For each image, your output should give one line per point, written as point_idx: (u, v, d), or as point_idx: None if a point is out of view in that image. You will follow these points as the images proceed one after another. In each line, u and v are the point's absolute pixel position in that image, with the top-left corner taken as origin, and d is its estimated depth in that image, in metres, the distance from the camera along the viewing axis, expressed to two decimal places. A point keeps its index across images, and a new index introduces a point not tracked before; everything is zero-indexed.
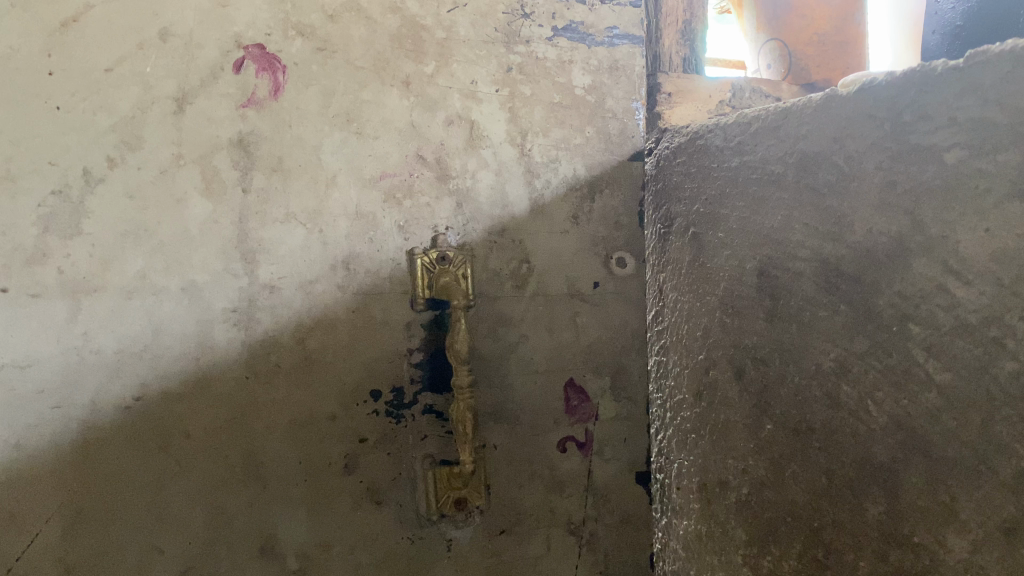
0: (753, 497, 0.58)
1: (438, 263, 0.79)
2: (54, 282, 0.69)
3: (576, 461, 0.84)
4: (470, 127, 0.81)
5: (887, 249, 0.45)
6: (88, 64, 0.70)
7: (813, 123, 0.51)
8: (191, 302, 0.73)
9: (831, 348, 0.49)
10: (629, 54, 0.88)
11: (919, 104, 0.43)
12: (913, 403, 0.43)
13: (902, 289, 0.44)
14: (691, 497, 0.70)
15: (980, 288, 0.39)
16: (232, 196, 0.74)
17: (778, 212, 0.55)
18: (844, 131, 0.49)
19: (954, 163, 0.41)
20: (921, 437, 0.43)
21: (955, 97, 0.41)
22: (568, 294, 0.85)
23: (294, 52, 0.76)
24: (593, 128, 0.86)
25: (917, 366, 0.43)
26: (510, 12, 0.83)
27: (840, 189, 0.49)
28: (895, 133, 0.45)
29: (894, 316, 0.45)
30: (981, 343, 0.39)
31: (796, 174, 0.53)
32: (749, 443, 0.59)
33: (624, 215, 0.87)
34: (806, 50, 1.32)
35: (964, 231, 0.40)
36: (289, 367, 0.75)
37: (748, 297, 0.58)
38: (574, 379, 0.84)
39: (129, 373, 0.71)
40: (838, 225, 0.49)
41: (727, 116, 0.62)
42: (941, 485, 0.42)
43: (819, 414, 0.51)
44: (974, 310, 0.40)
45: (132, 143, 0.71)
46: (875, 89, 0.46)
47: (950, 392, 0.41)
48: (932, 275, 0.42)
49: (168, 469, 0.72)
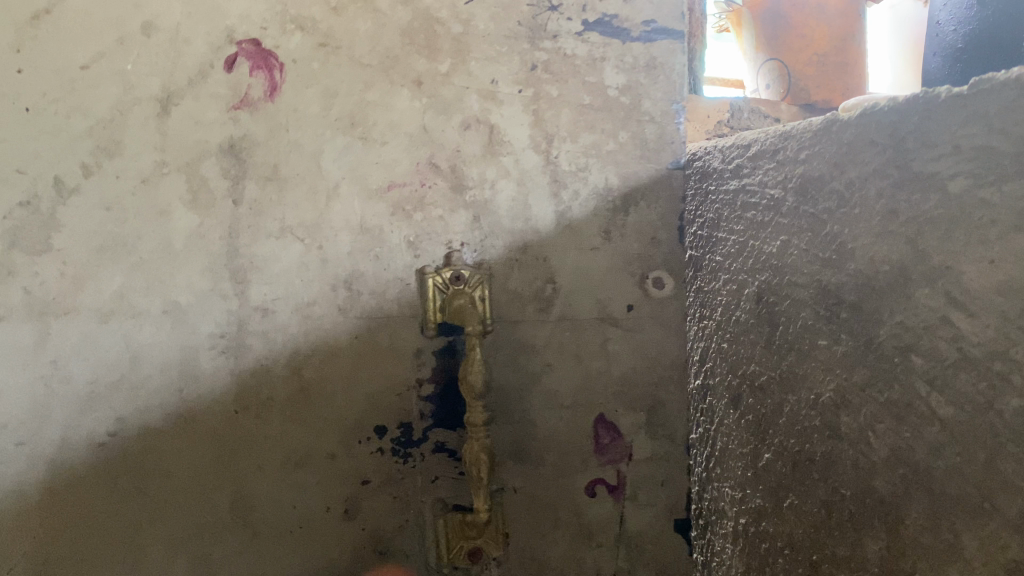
0: (758, 523, 0.64)
1: (452, 283, 0.71)
2: (20, 302, 0.62)
3: (606, 507, 0.75)
4: (489, 131, 0.73)
5: (886, 278, 0.46)
6: (62, 61, 0.63)
7: (812, 148, 0.54)
8: (174, 327, 0.65)
9: (829, 376, 0.52)
10: (667, 51, 0.78)
11: (923, 129, 0.43)
12: (915, 436, 0.43)
13: (904, 320, 0.44)
14: (739, 514, 0.67)
15: (985, 321, 0.38)
16: (221, 207, 0.66)
17: (778, 236, 0.59)
18: (845, 155, 0.50)
19: (958, 192, 0.40)
20: (924, 472, 0.43)
21: (959, 125, 0.40)
22: (598, 318, 0.76)
23: (292, 48, 0.68)
24: (627, 132, 0.77)
25: (919, 399, 0.43)
26: (535, 3, 0.75)
27: (840, 216, 0.51)
28: (897, 157, 0.45)
29: (896, 348, 0.45)
30: (984, 377, 0.38)
31: (795, 200, 0.56)
32: (768, 453, 0.62)
33: (662, 229, 0.78)
34: (806, 71, 1.25)
35: (967, 261, 0.39)
36: (283, 399, 0.67)
37: (752, 321, 0.64)
38: (605, 416, 0.75)
39: (102, 407, 0.63)
40: (839, 252, 0.51)
41: (731, 136, 0.67)
42: (946, 521, 0.41)
43: (820, 445, 0.54)
44: (978, 344, 0.39)
45: (110, 149, 0.64)
46: (877, 113, 0.47)
47: (953, 424, 0.41)
48: (935, 306, 0.42)
49: (147, 514, 0.64)
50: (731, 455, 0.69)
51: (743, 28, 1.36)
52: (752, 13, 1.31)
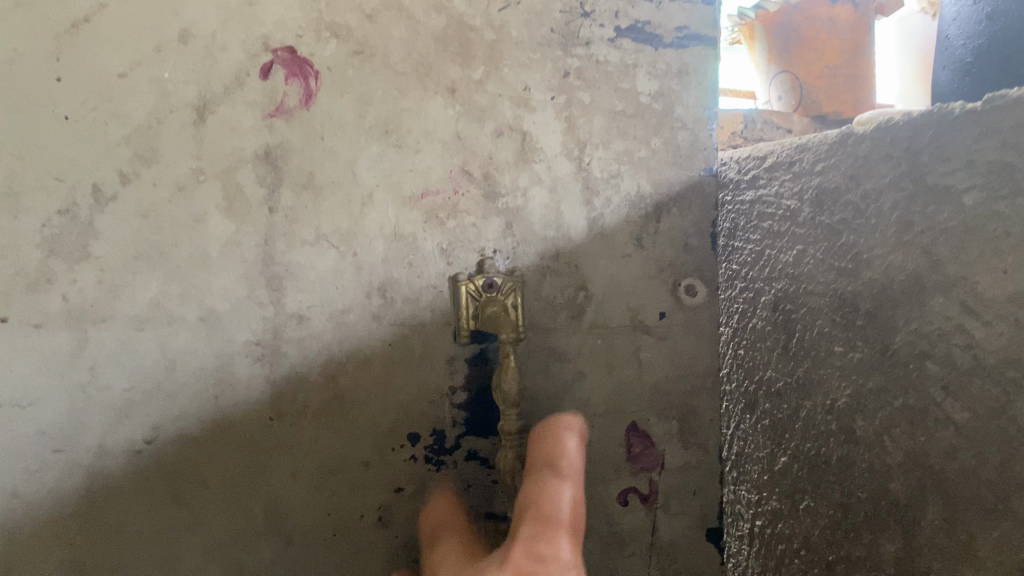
0: (795, 521, 0.67)
1: (484, 291, 0.70)
2: (58, 309, 0.62)
3: (639, 516, 0.75)
4: (522, 138, 0.73)
5: (903, 283, 0.52)
6: (100, 69, 0.63)
7: (829, 161, 0.60)
8: (210, 334, 0.65)
9: (848, 384, 0.58)
10: (698, 57, 0.78)
11: (936, 145, 0.49)
12: (931, 439, 0.49)
13: (921, 326, 0.50)
14: (773, 513, 0.70)
15: (998, 330, 0.43)
16: (257, 215, 0.66)
17: (794, 245, 0.65)
18: (860, 168, 0.56)
19: (972, 205, 0.46)
20: (938, 473, 0.49)
21: (973, 140, 0.46)
22: (629, 326, 0.76)
23: (327, 56, 0.68)
24: (660, 139, 0.77)
25: (936, 406, 0.49)
26: (568, 10, 0.74)
27: (854, 226, 0.57)
28: (913, 170, 0.51)
29: (911, 353, 0.51)
30: (1001, 384, 0.43)
31: (812, 210, 0.62)
32: (804, 456, 0.65)
33: (694, 236, 0.78)
34: (817, 83, 1.25)
35: (982, 272, 0.45)
36: (318, 406, 0.67)
37: (769, 328, 0.70)
38: (638, 424, 0.75)
39: (140, 414, 0.64)
40: (855, 261, 0.57)
41: (759, 149, 0.70)
42: (960, 523, 0.47)
43: (837, 449, 0.60)
44: (993, 351, 0.44)
45: (148, 156, 0.64)
46: (892, 128, 0.53)
47: (967, 428, 0.46)
48: (949, 314, 0.48)
49: (182, 522, 0.64)
50: (762, 458, 0.72)
51: (754, 40, 1.34)
52: (763, 27, 1.30)
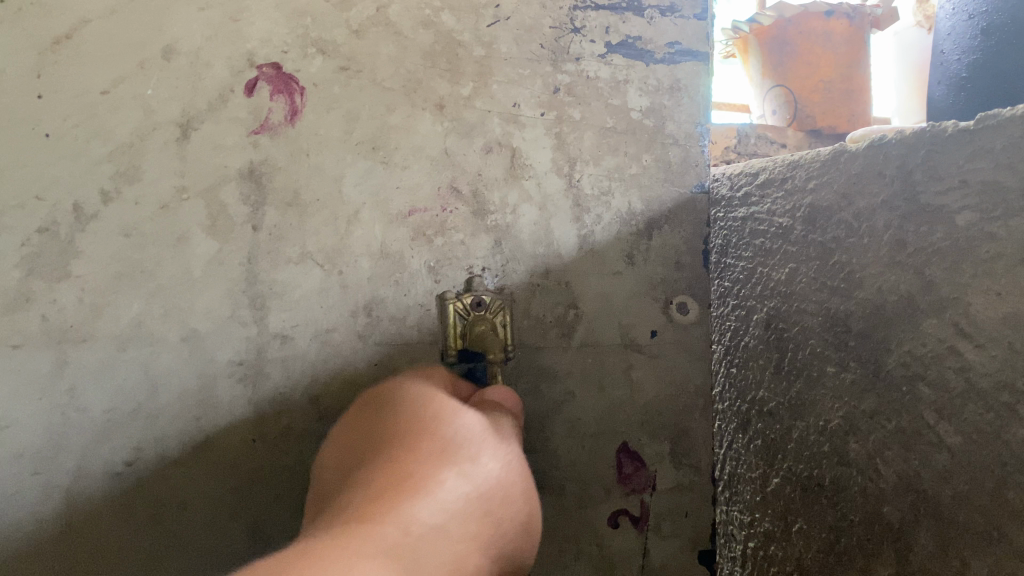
0: (788, 543, 0.65)
1: (472, 308, 0.68)
2: (38, 329, 0.61)
3: (629, 538, 0.74)
4: (511, 155, 0.72)
5: (897, 305, 0.50)
6: (82, 86, 0.62)
7: (822, 178, 0.59)
8: (192, 354, 0.64)
9: (839, 405, 0.57)
10: (691, 73, 0.77)
11: (930, 163, 0.48)
12: (924, 463, 0.48)
13: (912, 349, 0.49)
14: (767, 536, 0.68)
15: (993, 354, 0.42)
16: (241, 233, 0.65)
17: (786, 263, 0.64)
18: (852, 188, 0.55)
19: (966, 225, 0.45)
20: (932, 498, 0.47)
21: (966, 160, 0.45)
22: (620, 344, 0.75)
23: (313, 72, 0.67)
24: (651, 156, 0.76)
25: (928, 428, 0.48)
26: (557, 26, 0.74)
27: (847, 247, 0.56)
28: (905, 190, 0.50)
29: (904, 377, 0.50)
30: (993, 409, 0.42)
31: (804, 227, 0.61)
32: (794, 476, 0.64)
33: (686, 253, 0.77)
34: (812, 97, 1.22)
35: (976, 294, 0.44)
36: (302, 428, 0.66)
37: (762, 346, 0.68)
38: (629, 444, 0.74)
39: (120, 436, 0.62)
40: (848, 282, 0.56)
41: (754, 163, 0.69)
42: (953, 550, 0.46)
43: (830, 472, 0.59)
44: (987, 375, 0.43)
45: (130, 173, 0.63)
46: (885, 145, 0.52)
47: (960, 453, 0.45)
48: (943, 337, 0.46)
49: (163, 546, 0.63)
50: (756, 478, 0.70)
51: (747, 54, 1.34)
52: (757, 40, 1.28)
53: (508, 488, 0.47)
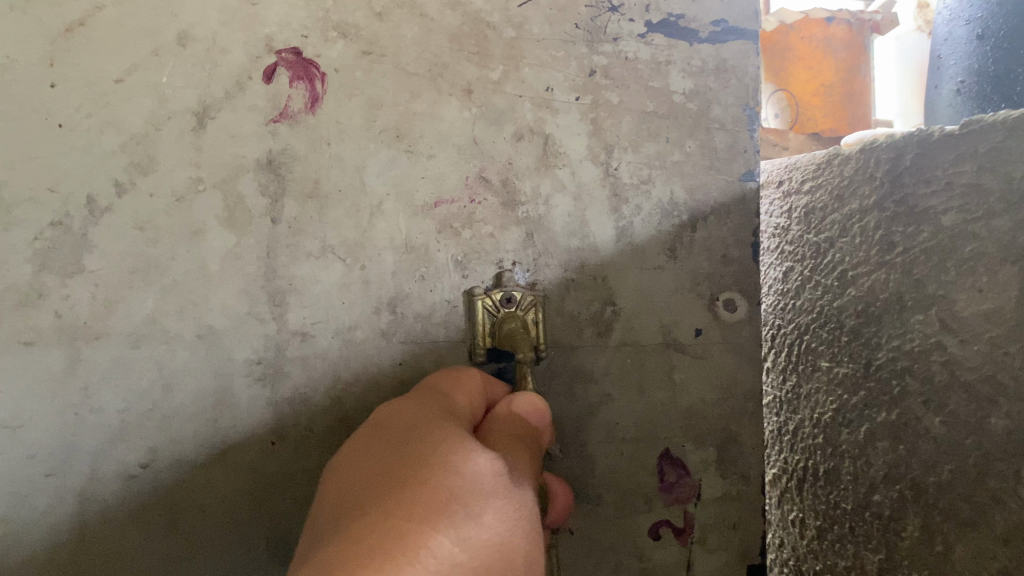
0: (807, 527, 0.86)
1: (502, 306, 0.66)
2: (50, 326, 0.59)
3: (671, 551, 0.69)
4: (544, 142, 0.68)
5: (886, 299, 0.71)
6: (95, 75, 0.60)
7: (818, 185, 0.81)
8: (209, 352, 0.61)
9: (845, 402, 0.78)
10: (738, 53, 0.72)
11: (917, 165, 0.67)
12: (912, 451, 0.69)
13: (900, 343, 0.70)
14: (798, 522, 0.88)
15: (975, 348, 0.62)
16: (259, 225, 0.62)
17: (786, 261, 0.87)
18: (840, 190, 0.77)
19: (949, 224, 0.64)
20: (920, 485, 0.69)
21: (954, 158, 0.64)
22: (662, 344, 0.70)
23: (334, 56, 0.64)
24: (695, 141, 0.71)
25: (918, 420, 0.68)
26: (594, 5, 0.69)
27: (846, 244, 0.76)
28: (893, 192, 0.70)
29: (896, 370, 0.70)
30: (977, 400, 0.62)
31: (800, 227, 0.85)
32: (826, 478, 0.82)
33: (733, 246, 0.71)
34: (813, 102, 1.30)
35: (960, 291, 0.63)
36: (323, 430, 0.63)
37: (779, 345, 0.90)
38: (671, 451, 0.69)
39: (135, 438, 0.60)
40: (840, 278, 0.77)
41: (801, 160, 0.85)
42: (937, 534, 0.67)
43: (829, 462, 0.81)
44: (975, 367, 0.62)
45: (144, 165, 0.61)
46: (876, 147, 0.72)
47: (943, 440, 0.66)
48: (928, 331, 0.66)
49: (179, 552, 0.60)
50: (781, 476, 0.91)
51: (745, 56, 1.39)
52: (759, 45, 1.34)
53: (512, 547, 0.47)
